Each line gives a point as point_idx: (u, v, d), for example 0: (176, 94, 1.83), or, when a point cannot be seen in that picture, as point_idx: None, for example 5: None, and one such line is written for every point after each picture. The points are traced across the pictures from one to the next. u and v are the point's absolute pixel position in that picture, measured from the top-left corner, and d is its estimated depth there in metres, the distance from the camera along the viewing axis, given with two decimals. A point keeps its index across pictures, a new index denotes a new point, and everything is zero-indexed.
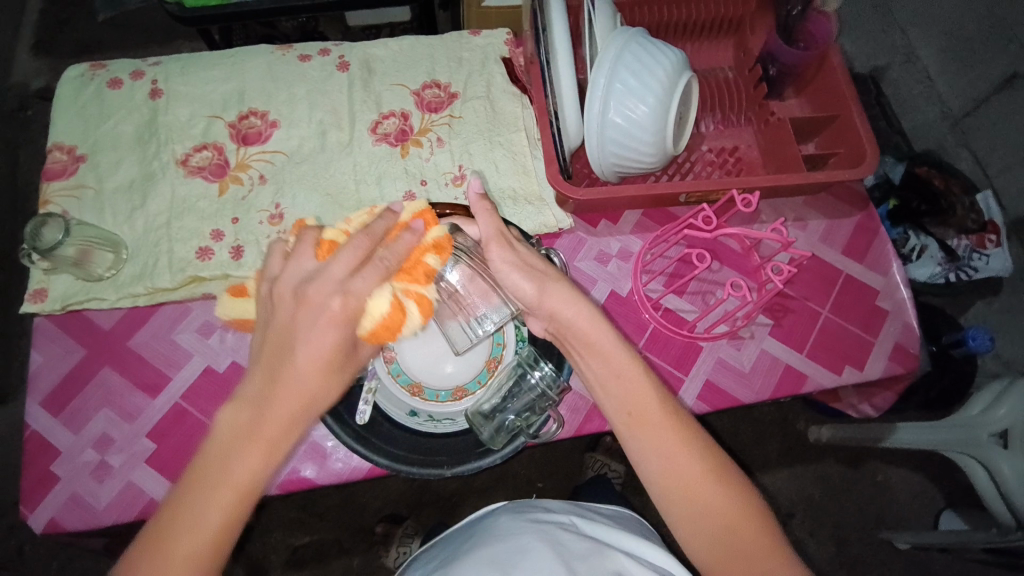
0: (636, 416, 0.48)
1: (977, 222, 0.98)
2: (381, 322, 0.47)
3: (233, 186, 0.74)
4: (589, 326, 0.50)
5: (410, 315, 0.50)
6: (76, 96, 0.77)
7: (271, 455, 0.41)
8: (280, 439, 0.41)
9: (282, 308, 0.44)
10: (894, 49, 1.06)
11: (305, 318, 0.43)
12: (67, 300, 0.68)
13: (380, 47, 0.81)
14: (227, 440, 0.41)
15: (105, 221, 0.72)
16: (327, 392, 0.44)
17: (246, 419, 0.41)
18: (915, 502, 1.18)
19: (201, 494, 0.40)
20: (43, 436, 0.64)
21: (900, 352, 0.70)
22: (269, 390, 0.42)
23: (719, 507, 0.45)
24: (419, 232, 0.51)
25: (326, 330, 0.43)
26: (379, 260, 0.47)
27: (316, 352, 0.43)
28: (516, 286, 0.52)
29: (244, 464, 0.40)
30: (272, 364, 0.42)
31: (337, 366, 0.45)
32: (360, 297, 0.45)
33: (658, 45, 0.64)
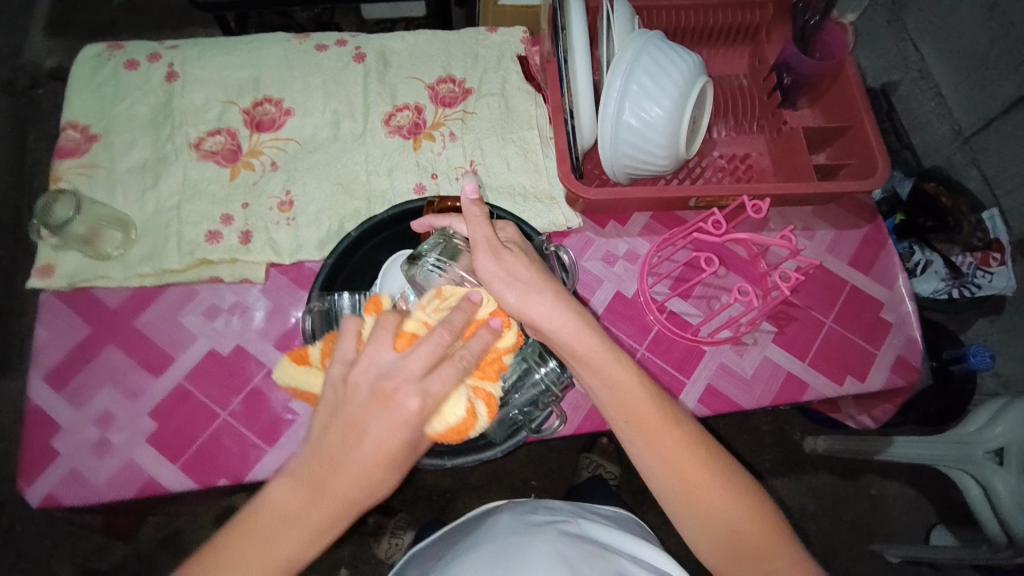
0: (637, 424, 0.47)
1: (983, 239, 0.97)
2: (450, 428, 0.45)
3: (245, 171, 0.74)
4: (574, 338, 0.49)
5: (479, 415, 0.47)
6: (92, 76, 0.77)
7: (310, 543, 0.41)
8: (323, 530, 0.41)
9: (351, 399, 0.42)
10: (907, 65, 1.07)
11: (378, 417, 0.41)
12: (74, 277, 0.68)
13: (397, 40, 0.81)
14: (274, 524, 0.41)
15: (116, 200, 0.72)
16: (382, 489, 0.42)
17: (296, 504, 0.41)
18: (908, 517, 1.18)
19: (233, 566, 0.40)
20: (44, 411, 0.64)
21: (902, 364, 0.70)
22: (326, 485, 0.41)
23: (726, 508, 0.46)
24: (495, 331, 0.48)
25: (392, 429, 0.42)
26: (458, 359, 0.44)
27: (379, 453, 0.41)
28: (501, 295, 0.50)
29: (287, 547, 0.40)
30: (331, 460, 0.41)
31: (398, 466, 0.43)
32: (431, 396, 0.43)
33: (675, 48, 0.64)
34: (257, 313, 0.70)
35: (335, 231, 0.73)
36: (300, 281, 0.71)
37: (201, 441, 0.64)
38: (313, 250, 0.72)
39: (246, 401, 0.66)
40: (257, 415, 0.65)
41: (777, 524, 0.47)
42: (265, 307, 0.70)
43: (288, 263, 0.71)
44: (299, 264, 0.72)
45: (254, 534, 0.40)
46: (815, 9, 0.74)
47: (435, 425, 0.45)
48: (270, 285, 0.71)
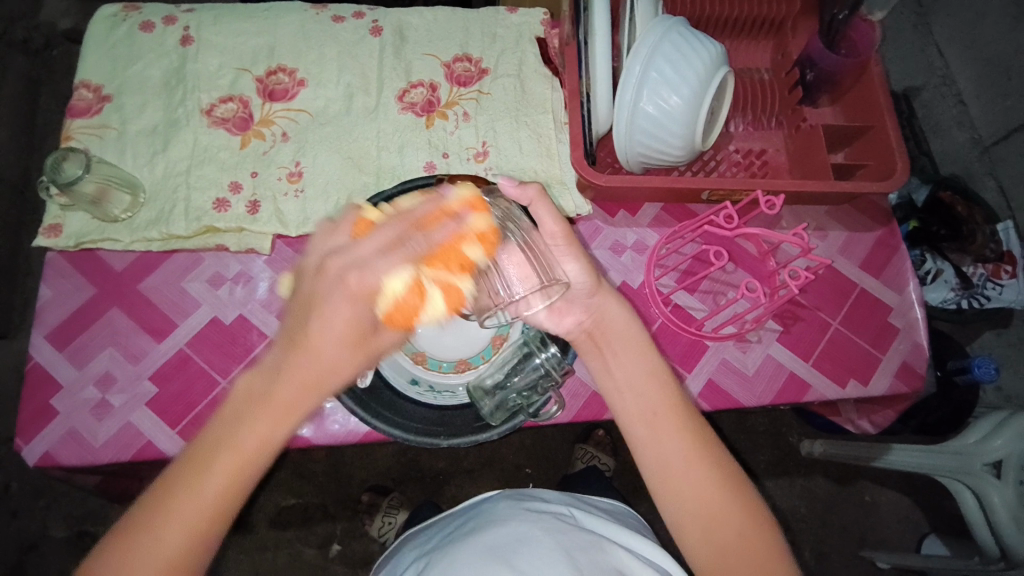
0: (659, 415, 0.49)
1: (995, 251, 0.95)
2: (393, 307, 0.42)
3: (256, 140, 0.74)
4: (627, 321, 0.53)
5: (432, 299, 0.46)
6: (107, 36, 0.76)
7: (278, 427, 0.41)
8: (289, 411, 0.41)
9: (309, 277, 0.42)
10: (931, 71, 1.05)
11: (335, 287, 0.40)
12: (81, 238, 0.68)
13: (415, 15, 0.80)
14: (240, 406, 0.41)
15: (126, 163, 0.72)
16: (344, 369, 0.42)
17: (258, 389, 0.41)
18: (898, 525, 1.19)
19: (207, 454, 0.40)
20: (45, 369, 0.64)
21: (907, 371, 0.70)
22: (286, 370, 0.41)
23: (720, 505, 0.47)
24: (460, 221, 0.46)
25: (345, 302, 0.40)
26: (412, 243, 0.43)
27: (339, 335, 0.41)
28: (571, 276, 0.52)
29: (253, 439, 0.40)
30: (294, 343, 0.41)
31: (354, 344, 0.42)
32: (377, 276, 0.41)
33: (697, 36, 0.63)
34: (261, 284, 0.70)
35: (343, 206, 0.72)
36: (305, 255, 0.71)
37: (201, 407, 0.64)
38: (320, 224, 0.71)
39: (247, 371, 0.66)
40: None
41: (767, 526, 0.47)
42: (269, 278, 0.70)
43: (294, 235, 0.71)
44: (305, 237, 0.71)
45: (225, 425, 0.41)
46: (844, 4, 0.70)
47: (378, 304, 0.42)
48: (275, 258, 0.71)
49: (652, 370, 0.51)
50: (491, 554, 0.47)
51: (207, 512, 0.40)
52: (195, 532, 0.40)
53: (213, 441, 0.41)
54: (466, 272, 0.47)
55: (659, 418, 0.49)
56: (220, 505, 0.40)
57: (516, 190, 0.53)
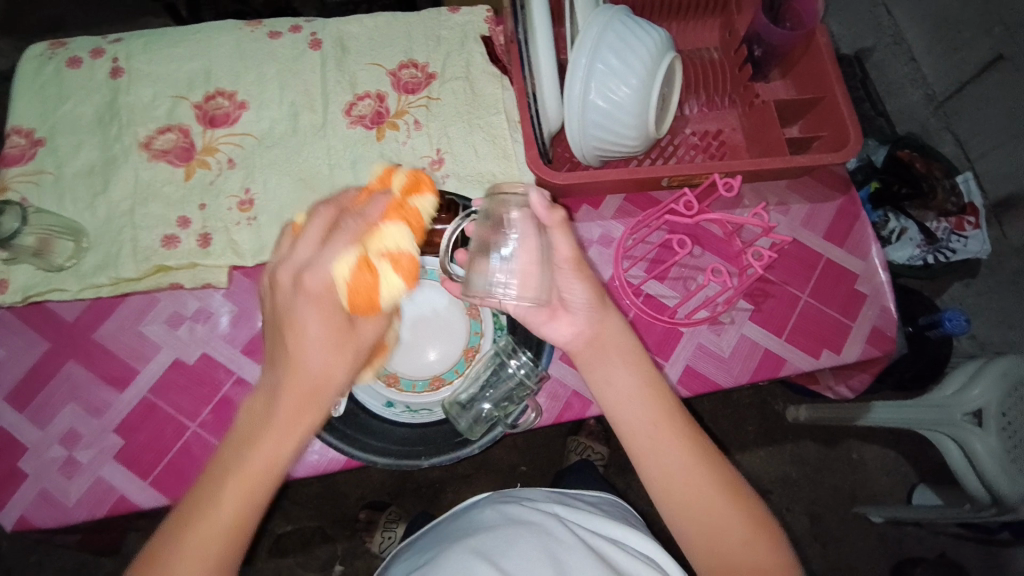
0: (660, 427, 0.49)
1: (957, 205, 0.98)
2: (348, 288, 0.43)
3: (200, 169, 0.71)
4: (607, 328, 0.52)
5: (386, 276, 0.45)
6: (34, 76, 0.72)
7: (291, 436, 0.41)
8: (297, 423, 0.41)
9: (275, 299, 0.43)
10: (881, 31, 1.06)
11: (300, 293, 0.42)
12: (28, 291, 0.65)
13: (355, 24, 0.78)
14: (251, 424, 0.41)
15: (66, 208, 0.69)
16: (334, 373, 0.42)
17: (265, 404, 0.42)
18: (889, 478, 1.22)
19: (224, 473, 0.40)
20: (8, 432, 0.62)
21: (877, 335, 0.71)
22: (277, 387, 0.41)
23: (704, 491, 0.48)
24: (387, 193, 0.48)
25: (314, 303, 0.42)
26: (345, 227, 0.44)
27: (315, 336, 0.42)
28: (574, 294, 0.52)
29: (256, 461, 0.40)
30: (279, 359, 0.42)
31: (338, 339, 0.43)
32: (326, 267, 0.42)
33: (640, 23, 0.62)
34: (223, 318, 0.67)
35: None
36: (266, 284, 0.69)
37: (173, 454, 0.62)
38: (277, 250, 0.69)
39: (217, 411, 0.64)
40: (228, 423, 0.64)
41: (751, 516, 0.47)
42: (230, 312, 0.68)
43: (251, 265, 0.69)
44: (263, 266, 0.69)
45: (222, 458, 0.41)
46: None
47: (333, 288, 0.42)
48: (234, 289, 0.69)
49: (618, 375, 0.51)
50: (476, 556, 0.46)
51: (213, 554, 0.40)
52: (219, 549, 0.40)
53: (216, 477, 0.41)
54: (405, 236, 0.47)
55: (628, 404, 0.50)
56: (237, 519, 0.40)
57: (546, 214, 0.48)
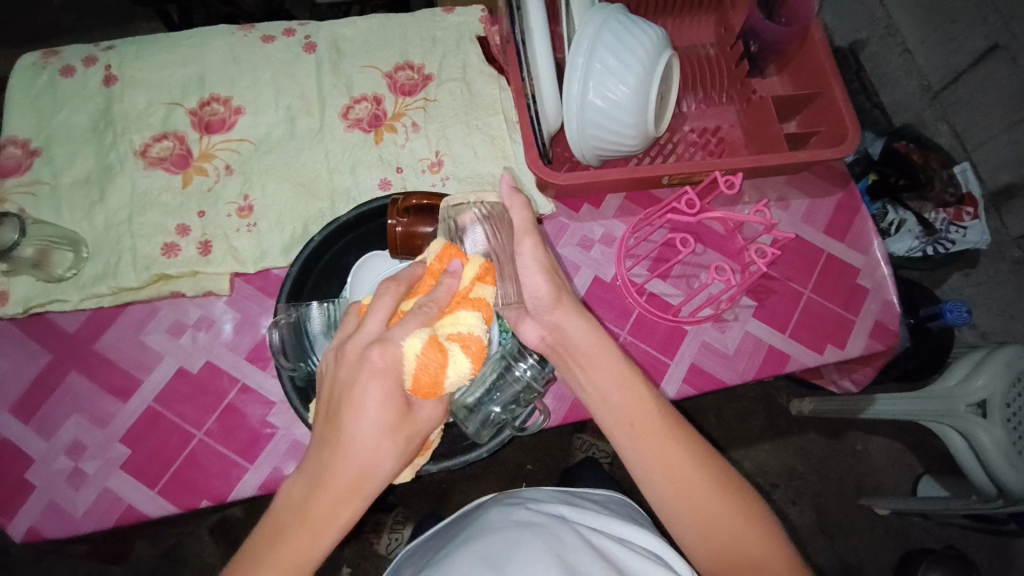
0: (638, 430, 0.47)
1: (955, 195, 0.97)
2: (418, 369, 0.43)
3: (198, 176, 0.71)
4: (592, 341, 0.50)
5: (454, 356, 0.45)
6: (26, 85, 0.72)
7: (329, 527, 0.41)
8: (336, 513, 0.41)
9: (338, 375, 0.43)
10: (874, 22, 1.05)
11: (364, 377, 0.42)
12: (29, 303, 0.64)
13: (349, 26, 0.77)
14: (288, 516, 0.41)
15: (64, 218, 0.68)
16: (384, 463, 0.42)
17: (305, 493, 0.41)
18: (893, 468, 1.22)
19: (258, 564, 0.40)
20: (14, 444, 0.61)
21: (881, 329, 0.71)
22: (328, 471, 0.41)
23: (731, 521, 0.44)
24: (457, 274, 0.48)
25: (375, 387, 0.42)
26: (420, 307, 0.45)
27: (375, 425, 0.42)
28: (535, 292, 0.52)
29: (290, 555, 0.40)
30: (331, 444, 0.42)
31: (396, 431, 0.43)
32: (396, 347, 0.43)
33: (636, 21, 0.62)
34: (225, 325, 0.67)
35: (300, 235, 0.70)
36: (267, 289, 0.69)
37: (179, 463, 0.62)
38: (278, 256, 0.69)
39: (222, 419, 0.64)
40: (234, 431, 0.63)
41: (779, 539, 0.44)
42: (233, 319, 0.67)
43: (252, 271, 0.68)
44: (265, 272, 0.69)
45: (256, 543, 0.41)
46: None
47: (404, 371, 0.43)
48: (236, 296, 0.68)
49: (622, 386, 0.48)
50: (483, 565, 0.45)
51: None
52: None
53: (250, 566, 0.39)
54: (475, 313, 0.47)
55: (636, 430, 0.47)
56: None
57: (507, 193, 0.50)
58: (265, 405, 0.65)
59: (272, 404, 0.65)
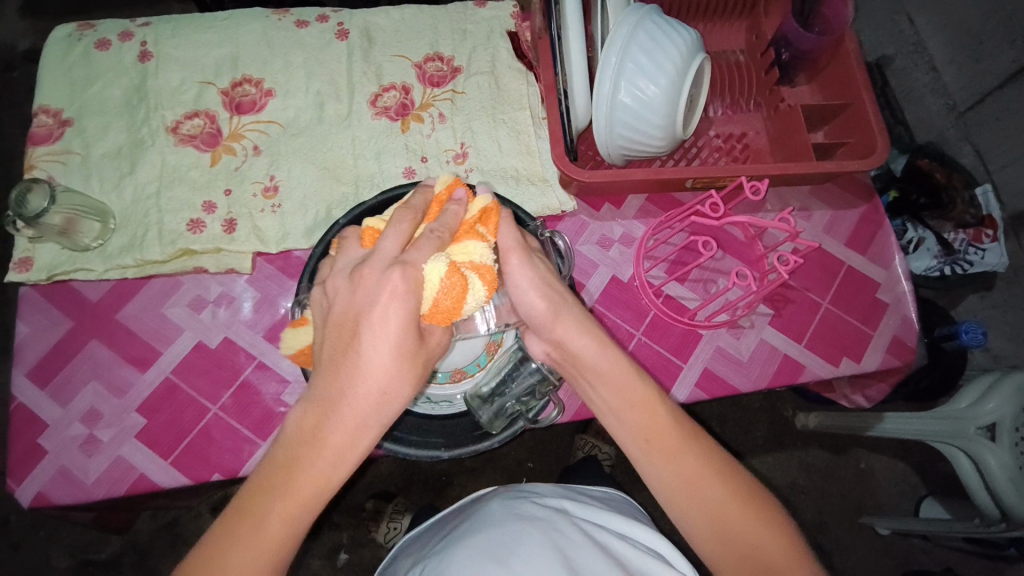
0: (650, 437, 0.47)
1: (976, 216, 0.97)
2: (438, 292, 0.43)
3: (226, 156, 0.71)
4: (600, 351, 0.49)
5: (472, 283, 0.45)
6: (62, 56, 0.73)
7: (355, 444, 0.41)
8: (360, 429, 0.41)
9: (339, 298, 0.43)
10: (902, 39, 1.04)
11: (378, 297, 0.41)
12: (53, 270, 0.65)
13: (381, 15, 0.78)
14: (299, 439, 0.40)
15: (93, 188, 0.69)
16: (401, 386, 0.42)
17: (316, 418, 0.40)
18: (896, 489, 1.21)
19: (279, 486, 0.39)
20: (29, 408, 0.62)
21: (898, 345, 0.70)
22: (337, 395, 0.40)
23: (748, 531, 0.44)
24: (462, 204, 0.47)
25: (391, 308, 0.41)
26: (431, 231, 0.44)
27: (385, 346, 0.41)
28: (525, 307, 0.49)
29: (313, 471, 0.39)
30: (336, 367, 0.41)
31: (410, 354, 0.42)
32: (415, 267, 0.42)
33: (671, 22, 0.62)
34: (245, 303, 0.68)
35: (322, 219, 0.70)
36: (288, 271, 0.70)
37: (191, 436, 0.62)
38: (300, 238, 0.69)
39: (237, 395, 0.64)
40: (248, 408, 0.64)
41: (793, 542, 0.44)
42: (252, 297, 0.68)
43: (274, 252, 0.69)
44: (286, 253, 0.70)
45: (267, 464, 0.40)
46: None
47: (424, 293, 0.43)
48: (257, 275, 0.69)
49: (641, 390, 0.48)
50: (486, 557, 0.45)
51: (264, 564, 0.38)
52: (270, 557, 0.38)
53: (265, 480, 0.39)
54: (486, 244, 0.46)
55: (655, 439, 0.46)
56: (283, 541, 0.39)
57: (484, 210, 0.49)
58: (280, 383, 0.65)
59: (287, 383, 0.65)
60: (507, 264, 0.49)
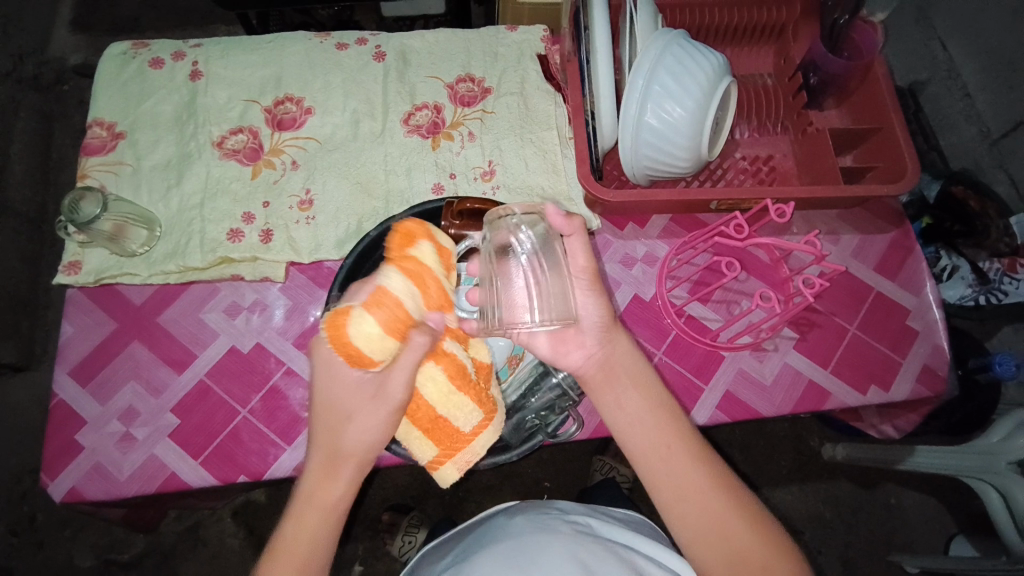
0: (673, 451, 0.49)
1: (1011, 245, 0.93)
2: (331, 336, 0.45)
3: (266, 169, 0.75)
4: (633, 364, 0.52)
5: (360, 317, 0.45)
6: (119, 74, 0.78)
7: (348, 477, 0.49)
8: (350, 465, 0.49)
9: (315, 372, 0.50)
10: (935, 65, 1.03)
11: (333, 364, 0.48)
12: (101, 274, 0.69)
13: (416, 39, 0.81)
14: (306, 485, 0.49)
15: (141, 198, 0.73)
16: (372, 427, 0.48)
17: (315, 466, 0.49)
18: (927, 528, 1.16)
19: (295, 526, 0.48)
20: (69, 405, 0.65)
21: (928, 374, 0.69)
22: (327, 444, 0.49)
23: (757, 554, 0.45)
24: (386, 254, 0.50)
25: (343, 371, 0.47)
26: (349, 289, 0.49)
27: (351, 402, 0.48)
28: (585, 309, 0.51)
29: (319, 508, 0.48)
30: (322, 424, 0.49)
31: (369, 402, 0.48)
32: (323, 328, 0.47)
33: (698, 47, 0.63)
34: (277, 311, 0.71)
35: (353, 231, 0.73)
36: (319, 280, 0.72)
37: (221, 438, 0.65)
38: (331, 249, 0.72)
39: (266, 399, 0.67)
40: (276, 413, 0.66)
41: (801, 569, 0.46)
42: (284, 305, 0.71)
43: (306, 262, 0.72)
44: (318, 264, 0.72)
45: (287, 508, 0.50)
46: (844, 8, 0.72)
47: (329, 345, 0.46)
48: (289, 284, 0.72)
49: (661, 405, 0.51)
50: (506, 566, 0.46)
51: None
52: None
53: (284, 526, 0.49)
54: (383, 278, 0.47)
55: (672, 453, 0.48)
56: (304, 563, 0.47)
57: (562, 221, 0.52)
58: (307, 389, 0.67)
59: None
60: (569, 253, 0.52)
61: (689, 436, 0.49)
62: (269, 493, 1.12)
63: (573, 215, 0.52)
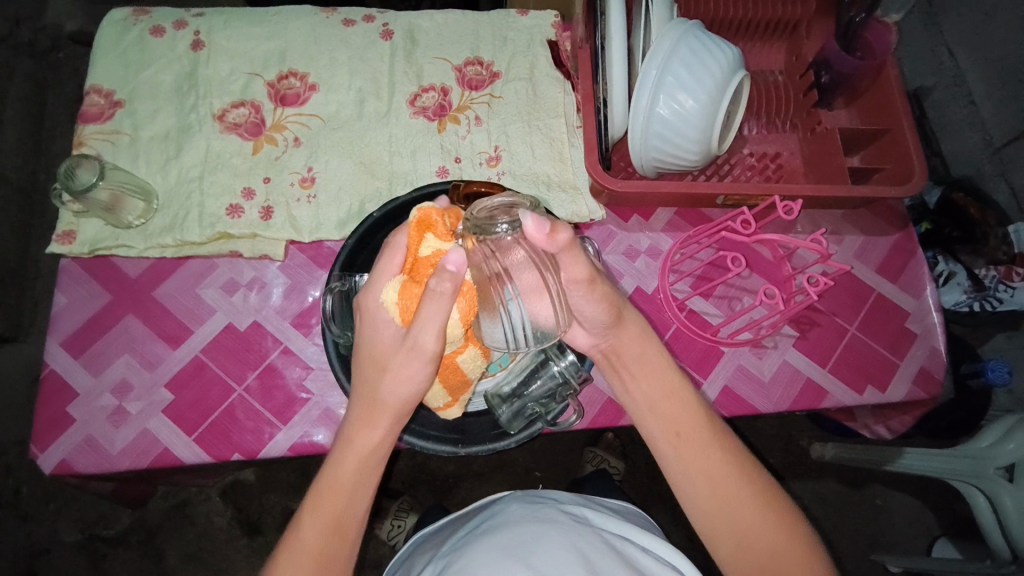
0: (683, 437, 0.48)
1: (1009, 253, 0.93)
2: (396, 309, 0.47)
3: (268, 145, 0.74)
4: (639, 353, 0.51)
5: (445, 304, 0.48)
6: (118, 41, 0.76)
7: (392, 425, 0.48)
8: (393, 416, 0.48)
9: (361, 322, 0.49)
10: (942, 71, 1.03)
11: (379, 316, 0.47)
12: (95, 245, 0.68)
13: (425, 19, 0.80)
14: (352, 426, 0.48)
15: (139, 169, 0.72)
16: (416, 377, 0.47)
17: (362, 409, 0.48)
18: (910, 529, 1.18)
19: (338, 466, 0.48)
20: (61, 377, 0.64)
21: (925, 376, 0.69)
22: (372, 389, 0.48)
23: (771, 542, 0.45)
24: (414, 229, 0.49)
25: (388, 326, 0.47)
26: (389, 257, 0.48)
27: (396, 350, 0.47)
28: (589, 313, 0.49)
29: (364, 450, 0.48)
30: (370, 368, 0.48)
31: (411, 355, 0.46)
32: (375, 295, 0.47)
33: (713, 39, 0.62)
34: (275, 289, 0.70)
35: (355, 212, 0.72)
36: (318, 260, 0.71)
37: (215, 415, 0.64)
38: (332, 229, 0.71)
39: (262, 377, 0.66)
40: (271, 392, 0.65)
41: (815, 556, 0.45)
42: (282, 284, 0.70)
43: (306, 241, 0.71)
44: (318, 243, 0.71)
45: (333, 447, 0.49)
46: (861, 6, 0.69)
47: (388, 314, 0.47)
48: (289, 263, 0.71)
49: (675, 390, 0.50)
50: (506, 555, 0.45)
51: (330, 529, 0.46)
52: (334, 519, 0.46)
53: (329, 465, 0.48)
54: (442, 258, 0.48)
55: (682, 440, 0.48)
56: (347, 502, 0.47)
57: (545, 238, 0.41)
58: (303, 369, 0.67)
59: (310, 370, 0.67)
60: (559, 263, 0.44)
61: (701, 423, 0.49)
62: (258, 473, 1.12)
63: (558, 227, 0.41)
